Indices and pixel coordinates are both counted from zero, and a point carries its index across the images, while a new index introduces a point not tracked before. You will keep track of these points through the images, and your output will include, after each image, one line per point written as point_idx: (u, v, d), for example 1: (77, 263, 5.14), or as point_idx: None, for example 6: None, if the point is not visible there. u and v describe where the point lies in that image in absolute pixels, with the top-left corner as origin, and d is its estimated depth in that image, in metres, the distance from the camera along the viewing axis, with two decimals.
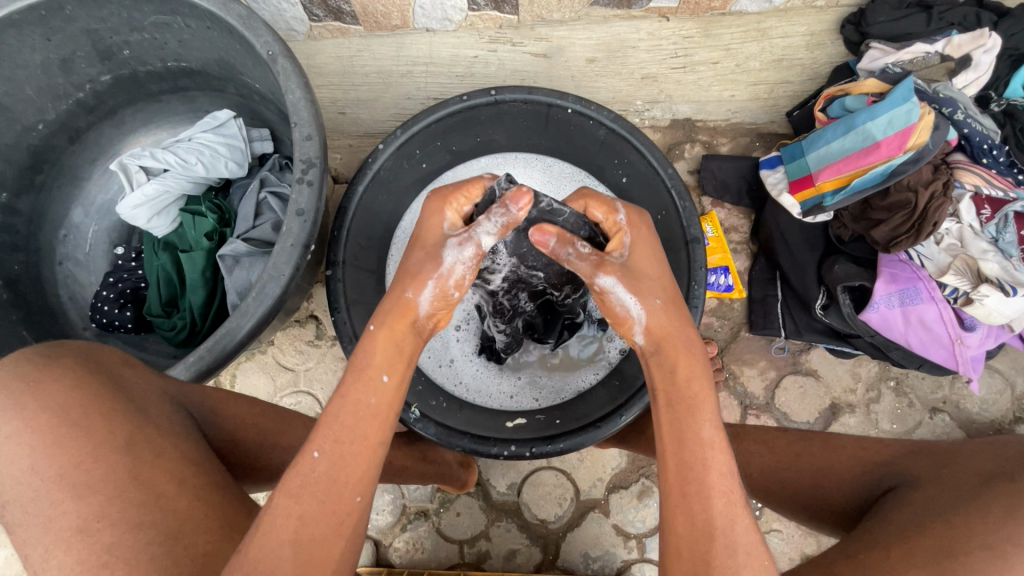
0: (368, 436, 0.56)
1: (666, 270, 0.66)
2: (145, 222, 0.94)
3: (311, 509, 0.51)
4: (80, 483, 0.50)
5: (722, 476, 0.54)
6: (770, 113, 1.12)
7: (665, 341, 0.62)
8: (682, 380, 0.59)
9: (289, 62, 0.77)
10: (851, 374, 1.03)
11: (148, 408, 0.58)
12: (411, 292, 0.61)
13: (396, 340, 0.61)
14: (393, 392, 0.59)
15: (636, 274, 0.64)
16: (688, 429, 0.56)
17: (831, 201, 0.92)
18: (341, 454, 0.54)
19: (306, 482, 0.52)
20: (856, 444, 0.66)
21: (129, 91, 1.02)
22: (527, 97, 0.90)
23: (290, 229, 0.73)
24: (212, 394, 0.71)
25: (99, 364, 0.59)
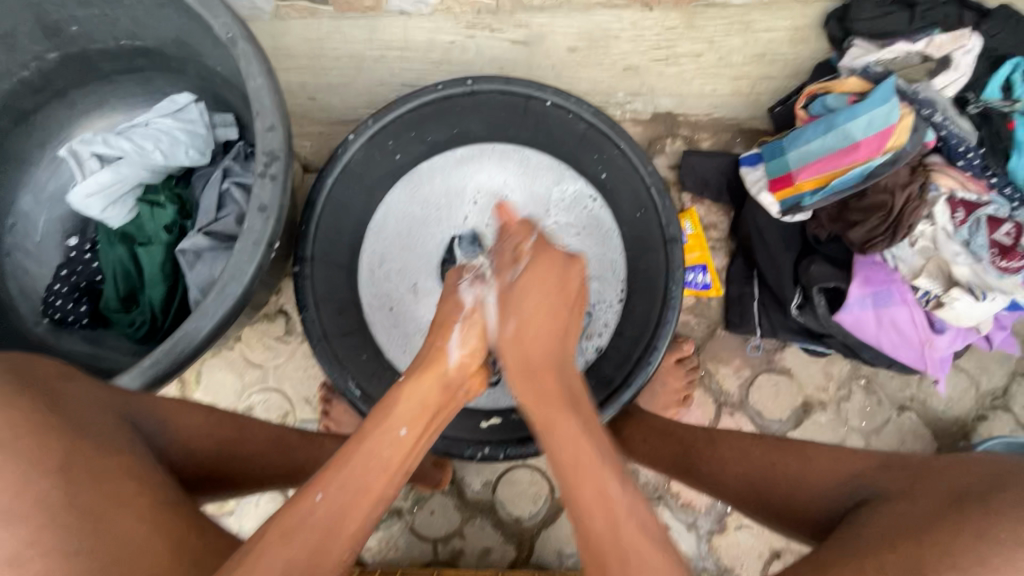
0: (373, 486, 0.55)
1: (550, 308, 0.72)
2: (99, 212, 0.89)
3: (299, 556, 0.48)
4: (7, 512, 0.47)
5: (595, 486, 0.54)
6: (750, 108, 1.09)
7: (517, 356, 0.69)
8: (546, 405, 0.63)
9: (251, 46, 0.72)
10: (823, 373, 1.04)
11: (89, 424, 0.55)
12: (441, 341, 0.70)
13: (422, 394, 0.64)
14: (410, 445, 0.59)
15: (525, 297, 0.72)
16: (553, 441, 0.59)
17: (808, 202, 0.92)
18: (340, 504, 0.52)
19: (299, 525, 0.50)
20: (830, 455, 0.66)
21: (80, 71, 0.95)
22: (505, 87, 0.88)
23: (252, 226, 0.69)
24: (164, 403, 0.67)
25: (36, 380, 0.55)
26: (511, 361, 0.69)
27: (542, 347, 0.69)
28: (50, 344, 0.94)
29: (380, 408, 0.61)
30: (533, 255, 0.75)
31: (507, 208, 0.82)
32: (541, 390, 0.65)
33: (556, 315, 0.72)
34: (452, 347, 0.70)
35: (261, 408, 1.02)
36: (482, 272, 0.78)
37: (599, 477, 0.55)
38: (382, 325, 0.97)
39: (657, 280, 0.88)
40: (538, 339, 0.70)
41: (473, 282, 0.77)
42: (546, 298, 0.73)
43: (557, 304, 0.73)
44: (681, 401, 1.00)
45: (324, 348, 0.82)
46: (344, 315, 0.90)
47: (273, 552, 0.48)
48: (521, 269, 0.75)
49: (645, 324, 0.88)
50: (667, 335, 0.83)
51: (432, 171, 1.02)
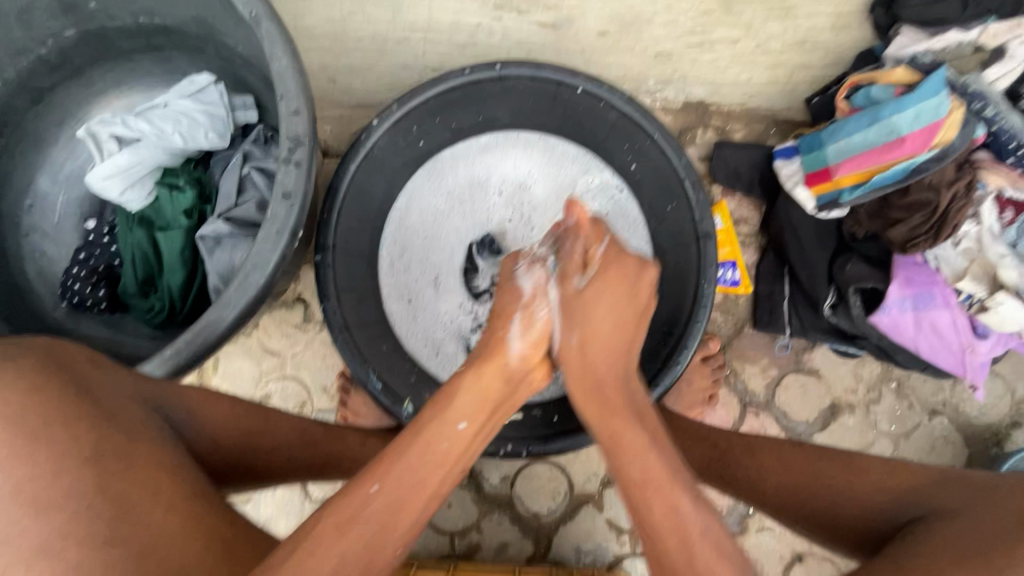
0: (430, 482, 0.53)
1: (627, 314, 0.70)
2: (117, 195, 0.87)
3: (352, 548, 0.47)
4: (40, 499, 0.45)
5: (666, 514, 0.52)
6: (787, 99, 1.07)
7: (577, 378, 0.67)
8: (613, 422, 0.61)
9: (274, 25, 0.69)
10: (853, 375, 1.01)
11: (117, 412, 0.54)
12: (502, 329, 0.70)
13: (482, 388, 0.63)
14: (469, 438, 0.58)
15: (592, 305, 0.70)
16: (620, 462, 0.58)
17: (847, 197, 0.88)
18: (398, 494, 0.51)
19: (355, 514, 0.48)
20: (881, 469, 0.64)
21: (97, 49, 0.93)
22: (535, 73, 0.85)
23: (275, 213, 0.67)
24: (191, 392, 0.66)
25: (65, 368, 0.53)
26: (574, 371, 0.68)
27: (609, 360, 0.67)
28: (68, 327, 0.93)
29: (442, 397, 0.60)
30: (600, 261, 0.73)
31: (579, 203, 0.77)
32: (602, 402, 0.63)
33: (626, 324, 0.70)
34: (514, 335, 0.70)
35: (279, 396, 1.01)
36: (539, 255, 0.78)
37: (672, 514, 0.52)
38: (401, 316, 0.95)
39: (687, 278, 0.85)
40: (604, 352, 0.68)
41: (532, 271, 0.76)
42: (614, 305, 0.70)
43: (625, 320, 0.70)
44: (706, 401, 0.97)
45: (346, 339, 0.80)
46: (365, 305, 0.89)
47: (328, 537, 0.47)
48: (589, 276, 0.72)
49: (674, 322, 0.85)
50: (697, 338, 0.80)
51: (455, 159, 0.99)
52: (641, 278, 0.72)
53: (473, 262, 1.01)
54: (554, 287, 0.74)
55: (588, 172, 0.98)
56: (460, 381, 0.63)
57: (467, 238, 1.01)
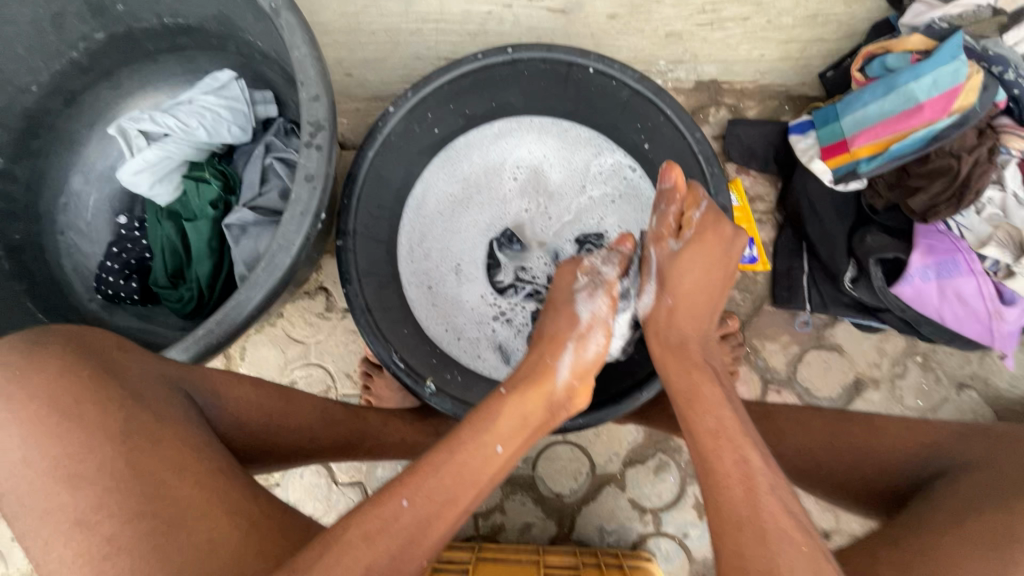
0: (460, 500, 0.54)
1: (710, 302, 0.74)
2: (147, 189, 0.91)
3: (380, 561, 0.48)
4: (76, 476, 0.47)
5: (737, 462, 0.56)
6: (800, 74, 1.07)
7: (659, 333, 0.73)
8: (694, 379, 0.66)
9: (294, 15, 0.72)
10: (877, 349, 0.99)
11: (144, 392, 0.54)
12: (552, 357, 0.71)
13: (524, 412, 0.63)
14: (502, 462, 0.59)
15: (685, 270, 0.74)
16: (695, 404, 0.63)
17: (865, 168, 0.88)
18: (429, 512, 0.52)
19: (386, 526, 0.50)
20: (899, 425, 0.64)
21: (125, 51, 0.97)
22: (546, 55, 0.86)
23: (299, 196, 0.69)
24: (213, 375, 0.65)
25: (92, 349, 0.54)
26: (660, 334, 0.73)
27: (695, 321, 0.73)
28: (103, 319, 0.97)
29: (476, 418, 0.61)
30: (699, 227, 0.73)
31: (679, 165, 0.76)
32: (684, 358, 0.69)
33: (712, 291, 0.74)
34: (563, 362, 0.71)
35: (304, 383, 1.04)
36: (601, 278, 0.79)
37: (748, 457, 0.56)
38: (425, 307, 0.97)
39: None
40: (691, 317, 0.73)
41: (596, 300, 0.77)
42: (705, 271, 0.74)
43: (716, 283, 0.74)
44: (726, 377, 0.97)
45: (368, 321, 0.81)
46: (386, 290, 0.91)
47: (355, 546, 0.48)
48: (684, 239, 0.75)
49: None
50: (716, 311, 0.80)
51: (468, 145, 1.01)
52: (730, 249, 0.74)
53: (495, 256, 1.02)
54: (610, 323, 0.77)
55: (599, 154, 1.01)
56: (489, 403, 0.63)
57: (487, 225, 1.03)
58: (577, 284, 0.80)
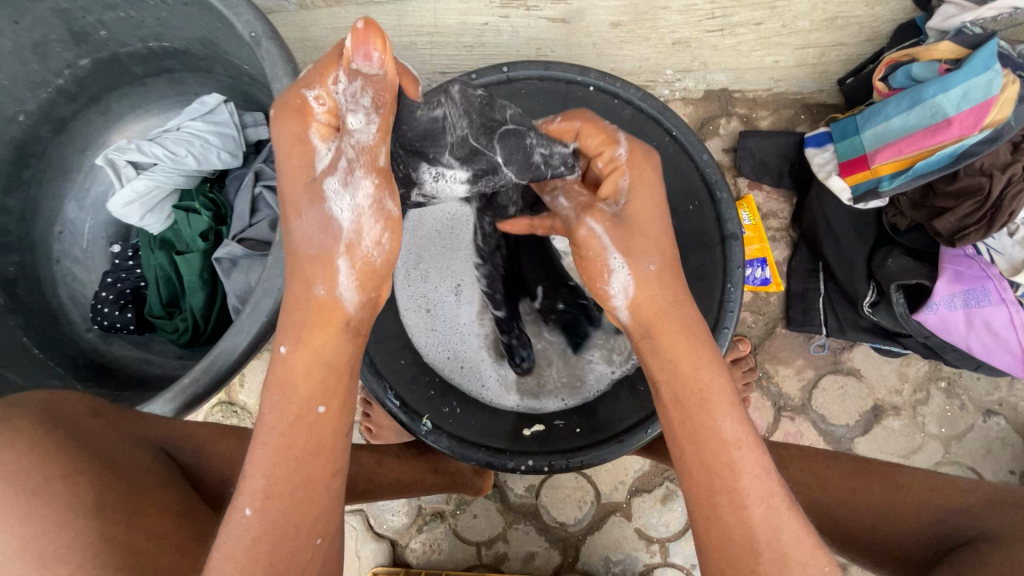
0: (310, 475, 0.50)
1: (666, 226, 0.61)
2: (138, 220, 0.89)
3: (256, 570, 0.46)
4: (46, 555, 0.46)
5: (755, 478, 0.50)
6: (818, 81, 1.00)
7: (657, 315, 0.58)
8: (686, 370, 0.55)
9: (274, 45, 0.69)
10: (898, 375, 0.94)
11: (119, 458, 0.54)
12: (323, 289, 0.53)
13: (321, 354, 0.52)
14: (335, 418, 0.52)
15: (634, 237, 0.59)
16: (710, 417, 0.53)
17: (886, 186, 0.83)
18: (278, 508, 0.48)
19: (246, 543, 0.47)
20: (923, 484, 0.61)
21: (112, 76, 0.94)
22: (543, 73, 0.82)
23: (284, 237, 0.66)
24: (196, 432, 0.66)
25: (62, 417, 0.53)
26: (651, 309, 0.58)
27: (649, 242, 0.60)
28: (101, 349, 0.96)
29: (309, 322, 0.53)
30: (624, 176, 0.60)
31: (377, 29, 0.47)
32: (675, 323, 0.57)
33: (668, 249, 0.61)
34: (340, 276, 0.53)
35: None
36: (352, 151, 0.51)
37: (761, 467, 0.51)
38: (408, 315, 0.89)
39: (712, 283, 0.80)
40: (671, 282, 0.60)
41: (357, 187, 0.51)
42: (657, 221, 0.60)
43: (665, 208, 0.61)
44: None
45: None
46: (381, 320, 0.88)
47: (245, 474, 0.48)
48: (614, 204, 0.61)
49: None
50: (723, 346, 0.77)
51: None
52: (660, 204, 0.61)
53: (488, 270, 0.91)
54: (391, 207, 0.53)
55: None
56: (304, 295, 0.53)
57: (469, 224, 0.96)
58: (318, 176, 0.52)
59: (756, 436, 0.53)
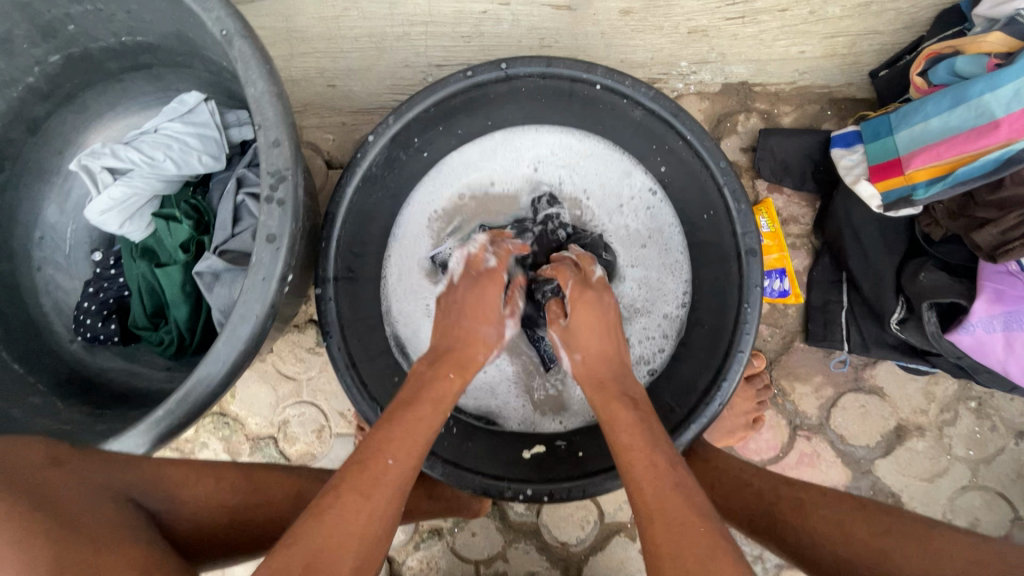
0: (413, 446, 0.61)
1: (609, 334, 0.74)
2: (117, 228, 0.84)
3: (379, 506, 0.55)
4: None
5: (648, 466, 0.58)
6: (847, 73, 0.92)
7: (592, 382, 0.71)
8: (602, 405, 0.67)
9: (248, 44, 0.63)
10: (924, 394, 0.88)
11: (76, 512, 0.51)
12: (484, 356, 0.75)
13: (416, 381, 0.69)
14: (437, 408, 0.66)
15: (582, 333, 0.73)
16: (614, 427, 0.64)
17: (922, 195, 0.76)
18: (410, 464, 0.59)
19: (376, 482, 0.56)
20: (964, 549, 0.54)
21: (86, 71, 0.89)
22: (545, 70, 0.75)
23: (260, 259, 0.61)
24: (170, 473, 0.63)
25: (14, 477, 0.51)
26: (586, 377, 0.72)
27: (597, 335, 0.73)
28: (84, 361, 0.91)
29: (399, 402, 0.66)
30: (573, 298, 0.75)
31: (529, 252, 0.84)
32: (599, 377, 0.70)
33: (611, 352, 0.72)
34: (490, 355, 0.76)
35: (296, 422, 0.99)
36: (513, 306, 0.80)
37: (653, 463, 0.58)
38: (403, 321, 0.89)
39: (728, 302, 0.74)
40: (602, 359, 0.72)
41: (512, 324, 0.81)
42: (601, 326, 0.74)
43: (612, 325, 0.74)
44: (749, 424, 0.87)
45: (352, 377, 0.75)
46: (373, 335, 0.83)
47: (334, 511, 0.52)
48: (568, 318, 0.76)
49: (714, 348, 0.75)
50: (738, 371, 0.70)
51: (462, 163, 0.91)
52: (616, 323, 0.76)
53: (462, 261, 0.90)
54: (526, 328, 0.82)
55: (630, 176, 0.88)
56: (424, 368, 0.71)
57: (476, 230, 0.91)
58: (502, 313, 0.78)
59: (656, 435, 0.62)
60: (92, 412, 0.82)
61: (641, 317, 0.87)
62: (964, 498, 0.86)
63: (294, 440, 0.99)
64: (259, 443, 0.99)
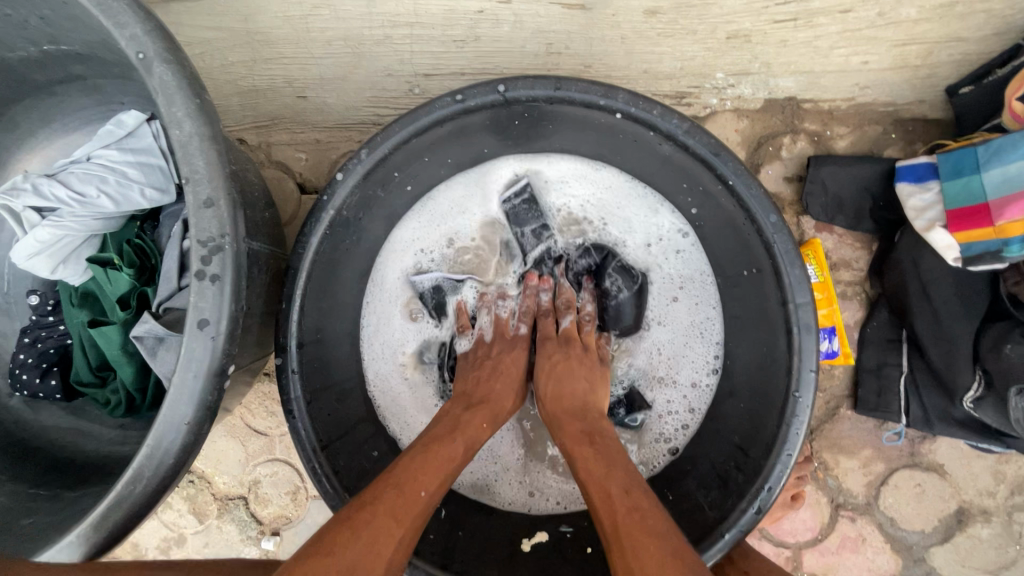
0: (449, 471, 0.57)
1: (582, 374, 0.65)
2: (49, 273, 0.72)
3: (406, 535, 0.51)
4: None
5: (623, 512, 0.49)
6: (919, 89, 0.75)
7: (556, 417, 0.61)
8: (567, 446, 0.58)
9: (171, 71, 0.49)
10: (992, 473, 0.75)
11: None
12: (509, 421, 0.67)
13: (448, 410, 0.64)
14: (481, 431, 0.62)
15: (552, 379, 0.64)
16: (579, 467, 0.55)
17: (1017, 252, 0.61)
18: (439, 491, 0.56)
19: (405, 507, 0.52)
20: None
21: (10, 85, 0.75)
22: (553, 95, 0.60)
23: (191, 350, 0.49)
24: None
25: None
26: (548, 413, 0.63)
27: (557, 374, 0.64)
28: (25, 419, 0.80)
29: (429, 437, 0.60)
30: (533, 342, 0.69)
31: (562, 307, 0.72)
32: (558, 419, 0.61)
33: (579, 394, 0.63)
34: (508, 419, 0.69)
35: (269, 483, 0.88)
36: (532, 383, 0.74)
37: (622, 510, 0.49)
38: (398, 380, 0.78)
39: (773, 384, 0.61)
40: (560, 390, 0.63)
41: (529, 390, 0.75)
42: (565, 365, 0.65)
43: (574, 367, 0.65)
44: (786, 505, 0.75)
45: (317, 468, 0.63)
46: (347, 403, 0.71)
47: (358, 546, 0.48)
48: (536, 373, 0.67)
49: (753, 436, 0.62)
50: (781, 474, 0.58)
51: (453, 193, 0.77)
52: (592, 365, 0.66)
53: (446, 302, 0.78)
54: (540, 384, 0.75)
55: (654, 215, 0.74)
56: (456, 408, 0.63)
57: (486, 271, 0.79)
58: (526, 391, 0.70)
59: (623, 472, 0.53)
60: (26, 492, 0.71)
61: (662, 386, 0.74)
62: None
63: (267, 502, 0.88)
64: (228, 504, 0.89)
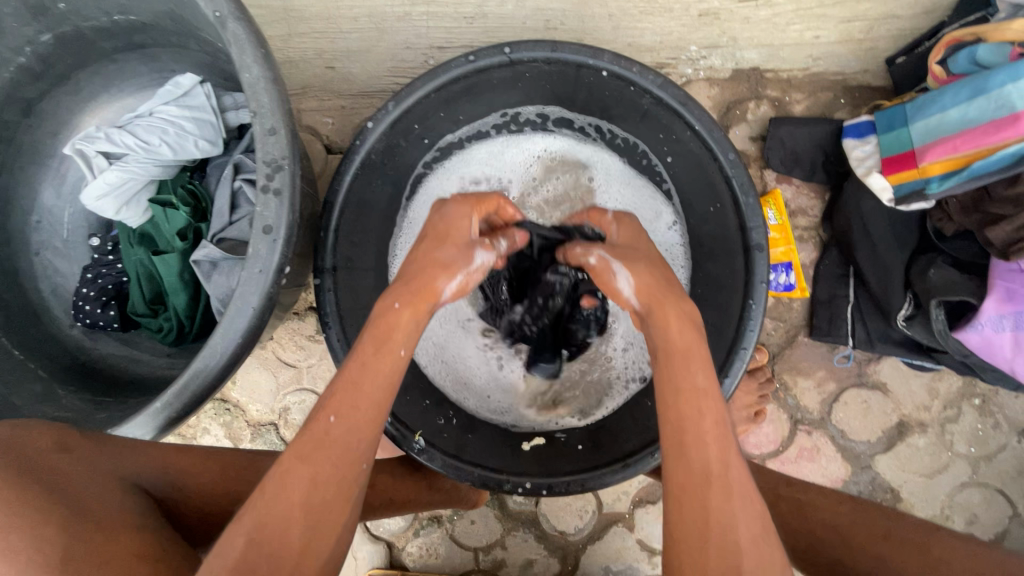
0: (366, 387, 0.54)
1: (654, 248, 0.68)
2: (114, 213, 0.82)
3: (321, 470, 0.49)
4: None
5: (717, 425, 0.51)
6: (863, 60, 0.89)
7: (645, 294, 0.60)
8: (660, 322, 0.58)
9: (242, 27, 0.61)
10: (927, 390, 0.88)
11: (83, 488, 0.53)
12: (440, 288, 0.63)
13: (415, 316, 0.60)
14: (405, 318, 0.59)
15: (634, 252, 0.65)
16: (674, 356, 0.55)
17: (935, 189, 0.73)
18: (356, 420, 0.52)
19: (320, 442, 0.50)
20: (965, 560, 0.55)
21: (80, 51, 0.86)
22: (550, 55, 0.72)
23: (256, 250, 0.60)
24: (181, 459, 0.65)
25: (24, 454, 0.53)
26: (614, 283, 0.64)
27: (648, 261, 0.64)
28: (85, 347, 0.91)
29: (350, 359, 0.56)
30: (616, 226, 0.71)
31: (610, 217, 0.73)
32: (655, 297, 0.60)
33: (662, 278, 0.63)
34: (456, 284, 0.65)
35: (297, 409, 0.99)
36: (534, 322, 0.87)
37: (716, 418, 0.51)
38: None
39: (732, 296, 0.73)
40: (650, 269, 0.63)
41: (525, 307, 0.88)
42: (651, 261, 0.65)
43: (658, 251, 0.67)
44: (750, 418, 0.86)
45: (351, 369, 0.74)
46: None
47: (277, 487, 0.48)
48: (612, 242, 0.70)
49: (716, 344, 0.74)
50: (740, 368, 0.69)
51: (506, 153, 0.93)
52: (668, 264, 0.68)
53: None
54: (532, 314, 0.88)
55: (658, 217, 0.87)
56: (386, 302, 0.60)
57: None
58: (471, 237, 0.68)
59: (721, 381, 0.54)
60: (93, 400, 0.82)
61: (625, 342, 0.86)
62: (963, 493, 0.87)
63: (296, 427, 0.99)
64: (260, 429, 0.99)
